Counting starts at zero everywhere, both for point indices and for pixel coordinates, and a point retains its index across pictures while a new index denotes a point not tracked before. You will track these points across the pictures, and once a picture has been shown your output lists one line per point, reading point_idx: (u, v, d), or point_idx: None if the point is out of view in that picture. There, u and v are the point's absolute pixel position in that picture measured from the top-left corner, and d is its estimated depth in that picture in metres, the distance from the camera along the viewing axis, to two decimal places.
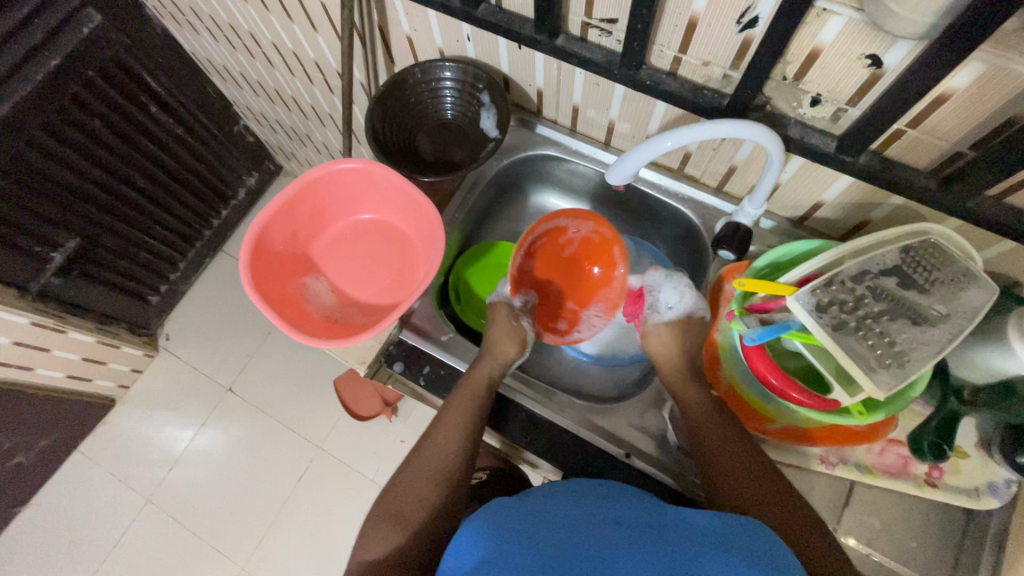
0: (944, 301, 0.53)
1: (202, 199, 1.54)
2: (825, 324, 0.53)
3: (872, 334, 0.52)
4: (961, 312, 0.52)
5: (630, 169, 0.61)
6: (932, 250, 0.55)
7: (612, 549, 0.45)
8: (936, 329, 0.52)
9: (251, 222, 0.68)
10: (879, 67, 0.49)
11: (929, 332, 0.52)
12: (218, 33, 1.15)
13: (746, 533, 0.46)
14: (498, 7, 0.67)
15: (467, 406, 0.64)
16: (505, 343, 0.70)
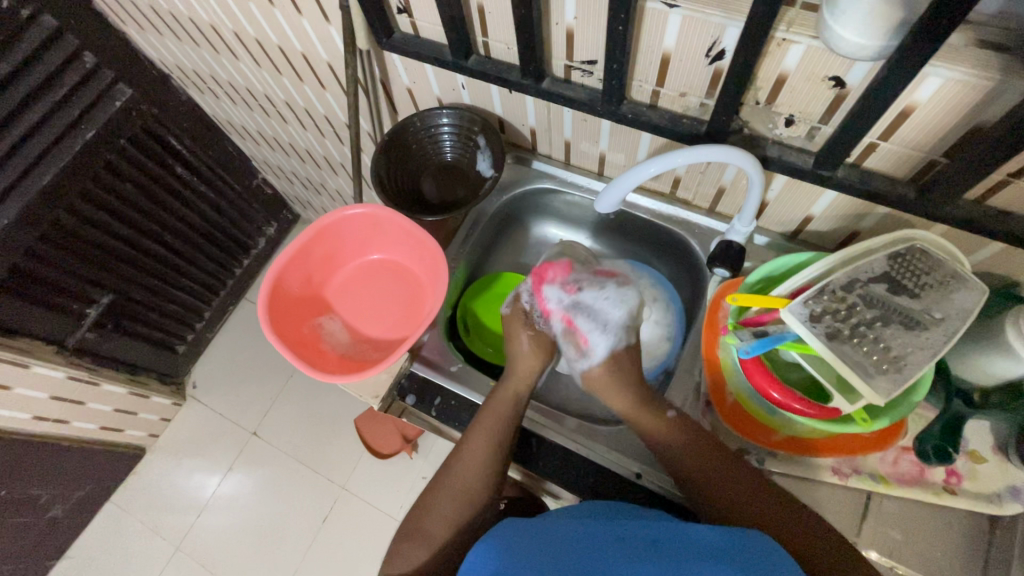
0: (938, 305, 0.54)
1: (225, 250, 1.62)
2: (820, 333, 0.54)
3: (867, 341, 0.53)
4: (955, 315, 0.53)
5: (618, 196, 0.64)
6: (920, 256, 0.56)
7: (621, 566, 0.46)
8: (934, 332, 0.53)
9: (268, 269, 0.73)
10: (843, 87, 0.52)
11: (925, 335, 0.53)
12: (236, 96, 1.25)
13: (755, 547, 0.47)
14: (487, 57, 0.72)
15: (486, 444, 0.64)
16: (527, 363, 0.71)
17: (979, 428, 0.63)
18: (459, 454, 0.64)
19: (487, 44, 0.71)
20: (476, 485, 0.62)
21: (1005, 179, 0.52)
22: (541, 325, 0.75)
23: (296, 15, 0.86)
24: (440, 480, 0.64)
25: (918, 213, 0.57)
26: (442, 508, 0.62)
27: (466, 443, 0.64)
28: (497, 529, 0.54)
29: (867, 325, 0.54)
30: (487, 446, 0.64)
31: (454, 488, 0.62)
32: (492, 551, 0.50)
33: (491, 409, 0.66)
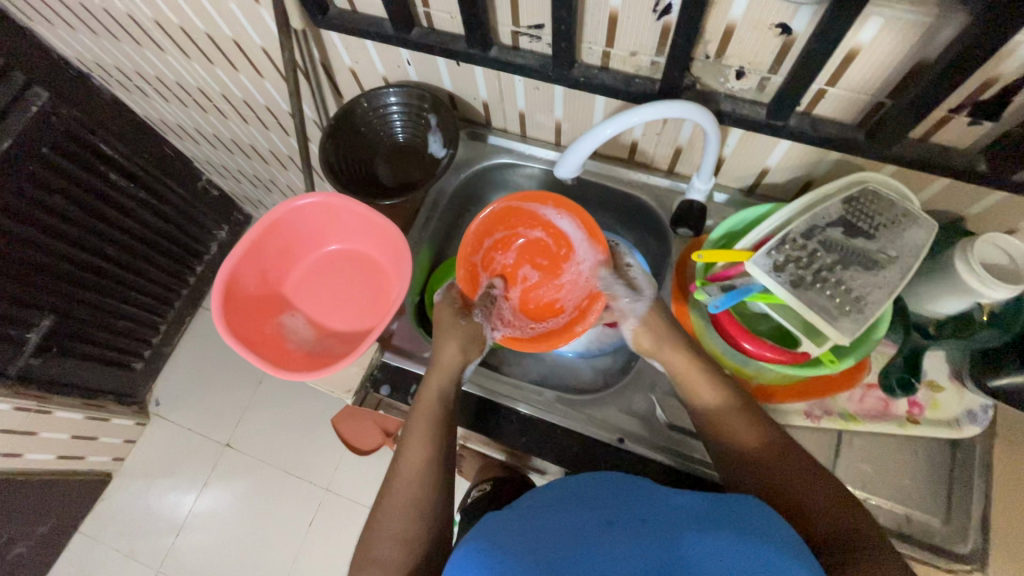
0: (889, 241, 0.56)
1: (174, 258, 1.53)
2: (785, 283, 0.54)
3: (829, 285, 0.54)
4: (909, 252, 0.55)
5: (576, 160, 0.63)
6: (869, 199, 0.57)
7: (610, 550, 0.45)
8: (892, 270, 0.54)
9: (219, 268, 0.69)
10: (789, 34, 0.52)
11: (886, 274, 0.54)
12: (168, 91, 1.17)
13: (761, 516, 0.47)
14: (430, 28, 0.69)
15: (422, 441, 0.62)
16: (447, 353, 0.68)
17: (935, 358, 0.66)
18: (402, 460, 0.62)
19: (428, 14, 0.68)
20: (425, 485, 0.60)
21: (948, 115, 0.54)
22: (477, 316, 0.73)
23: None
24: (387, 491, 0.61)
25: (869, 156, 0.59)
26: (398, 510, 0.59)
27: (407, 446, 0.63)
28: (479, 532, 0.51)
29: (830, 271, 0.55)
30: (427, 448, 0.62)
31: (408, 493, 0.60)
32: (476, 552, 0.48)
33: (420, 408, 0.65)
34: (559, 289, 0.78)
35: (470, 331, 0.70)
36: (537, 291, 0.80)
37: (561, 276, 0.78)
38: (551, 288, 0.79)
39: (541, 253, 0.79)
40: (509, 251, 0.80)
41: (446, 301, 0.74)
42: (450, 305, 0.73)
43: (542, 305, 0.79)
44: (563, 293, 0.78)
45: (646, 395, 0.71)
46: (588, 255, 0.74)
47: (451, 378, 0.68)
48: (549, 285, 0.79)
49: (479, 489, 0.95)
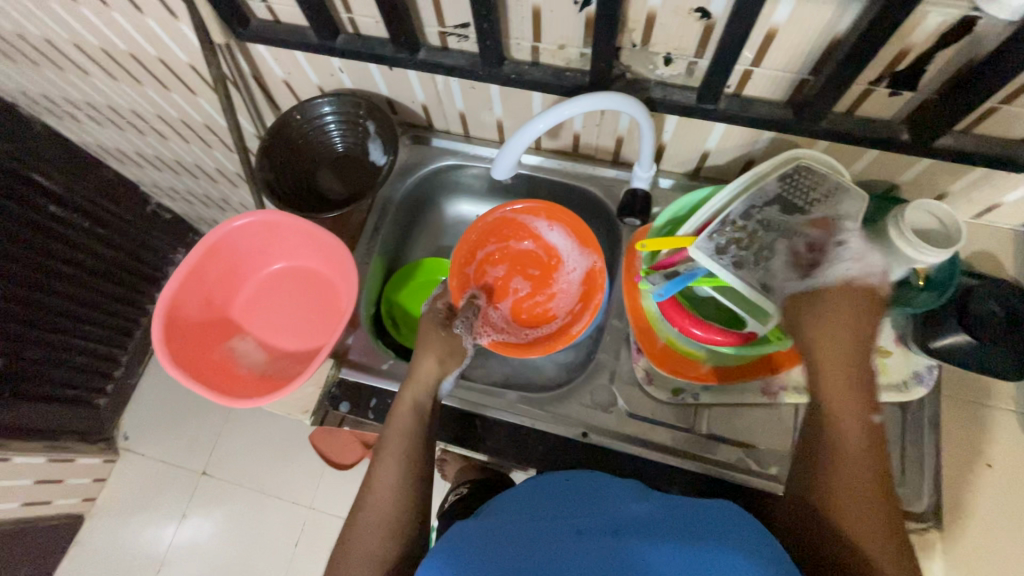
0: (826, 216, 0.57)
1: (130, 287, 1.47)
2: (727, 265, 0.55)
3: (768, 264, 0.56)
4: (846, 225, 0.56)
5: (512, 159, 0.62)
6: (806, 175, 0.58)
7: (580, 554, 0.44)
8: (830, 244, 0.55)
9: (158, 298, 0.67)
10: (708, 18, 0.52)
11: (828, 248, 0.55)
12: (101, 115, 1.12)
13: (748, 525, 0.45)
14: (356, 34, 0.68)
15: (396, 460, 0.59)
16: (424, 364, 0.65)
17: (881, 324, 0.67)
18: (373, 480, 0.58)
19: (353, 20, 0.66)
20: (397, 506, 0.56)
21: (869, 87, 0.55)
22: (459, 329, 0.68)
23: (137, 13, 0.76)
24: (359, 510, 0.57)
25: (800, 133, 0.59)
26: (371, 529, 0.55)
27: (379, 464, 0.59)
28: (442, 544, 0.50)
29: (768, 250, 0.56)
30: (399, 465, 0.58)
31: (381, 511, 0.56)
32: (441, 562, 0.47)
33: (393, 422, 0.62)
34: (551, 299, 0.79)
35: (447, 342, 0.67)
36: (529, 301, 0.80)
37: (552, 286, 0.80)
38: (543, 298, 0.80)
39: (530, 262, 0.81)
40: (498, 264, 0.81)
41: (430, 313, 0.71)
42: (434, 317, 0.71)
43: (534, 315, 0.79)
44: (555, 302, 0.79)
45: (607, 386, 0.71)
46: (577, 261, 0.78)
47: (429, 390, 0.65)
48: (540, 295, 0.80)
49: (456, 493, 0.94)
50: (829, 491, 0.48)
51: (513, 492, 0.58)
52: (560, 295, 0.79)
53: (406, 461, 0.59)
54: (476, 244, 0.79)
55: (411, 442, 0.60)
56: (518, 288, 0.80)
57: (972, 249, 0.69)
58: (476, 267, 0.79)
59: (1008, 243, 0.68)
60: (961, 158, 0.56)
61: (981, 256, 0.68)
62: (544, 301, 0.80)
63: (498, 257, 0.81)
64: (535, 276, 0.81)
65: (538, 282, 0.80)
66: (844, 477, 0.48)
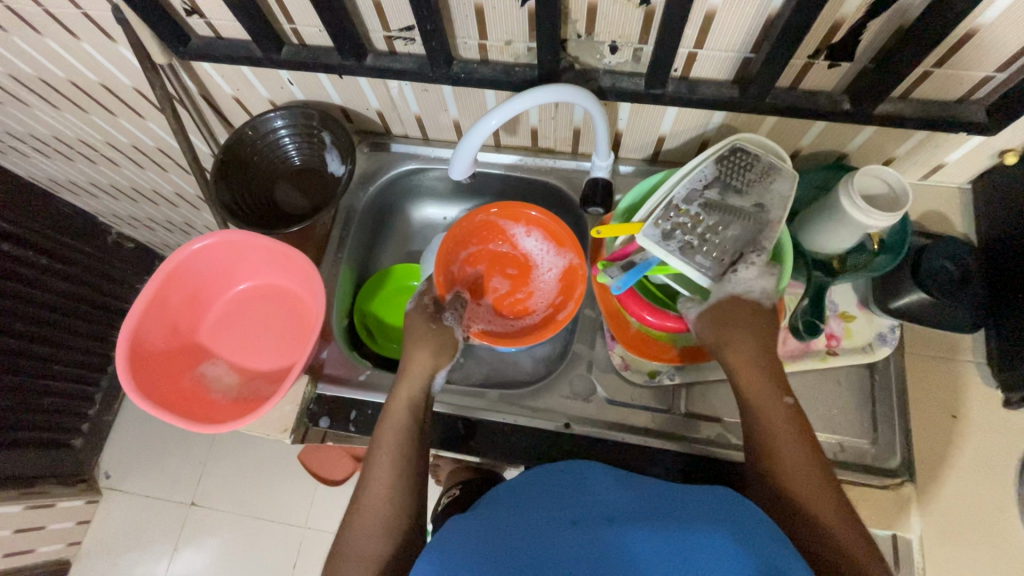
0: (759, 195, 0.58)
1: (96, 321, 1.43)
2: (674, 251, 0.56)
3: (713, 246, 0.56)
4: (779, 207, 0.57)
5: (468, 157, 0.62)
6: (741, 155, 0.59)
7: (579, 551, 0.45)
8: (764, 225, 0.57)
9: (119, 330, 0.65)
10: (648, 3, 0.53)
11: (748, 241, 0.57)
12: (47, 147, 1.09)
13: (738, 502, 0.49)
14: (301, 45, 0.67)
15: (393, 462, 0.57)
16: (418, 363, 0.63)
17: (844, 290, 0.69)
18: (369, 483, 0.56)
19: (296, 30, 0.65)
20: (396, 507, 0.55)
21: (809, 61, 0.56)
22: (448, 320, 0.68)
23: (72, 39, 0.74)
24: (356, 509, 0.55)
25: (748, 110, 0.61)
26: (369, 528, 0.54)
27: (375, 465, 0.57)
28: (441, 537, 0.50)
29: (715, 235, 0.56)
30: (397, 466, 0.57)
31: (378, 510, 0.55)
32: (443, 554, 0.47)
33: (388, 423, 0.60)
34: (530, 296, 0.79)
35: (440, 336, 0.66)
36: (510, 298, 0.80)
37: (531, 283, 0.80)
38: (523, 295, 0.80)
39: (506, 261, 0.81)
40: (476, 264, 0.80)
41: (417, 309, 0.69)
42: (422, 311, 0.69)
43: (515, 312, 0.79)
44: (534, 299, 0.79)
45: (586, 376, 0.71)
46: (553, 262, 0.78)
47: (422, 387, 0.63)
48: (520, 292, 0.80)
49: (448, 495, 0.93)
50: (776, 478, 0.51)
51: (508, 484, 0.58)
52: (540, 292, 0.79)
53: (405, 462, 0.57)
54: (459, 241, 0.78)
55: (409, 443, 0.58)
56: (497, 287, 0.80)
57: (923, 209, 0.71)
58: (458, 265, 0.78)
59: (956, 200, 0.71)
60: (902, 123, 0.58)
61: (932, 216, 0.70)
62: (523, 299, 0.79)
63: (476, 257, 0.80)
64: (514, 275, 0.80)
65: (516, 280, 0.80)
66: (789, 460, 0.50)
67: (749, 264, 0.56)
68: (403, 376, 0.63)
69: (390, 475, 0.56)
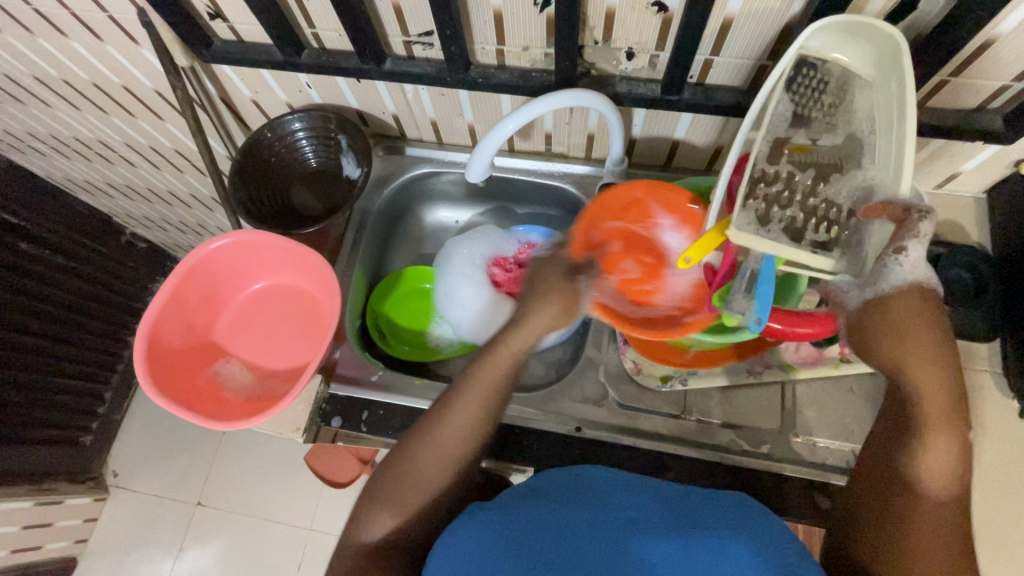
0: (842, 128, 0.49)
1: (108, 321, 1.45)
2: (778, 235, 0.44)
3: (831, 214, 0.46)
4: (880, 127, 0.47)
5: (484, 162, 0.63)
6: (807, 80, 0.49)
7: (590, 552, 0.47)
8: (864, 169, 0.47)
9: (137, 327, 0.66)
10: (665, 11, 0.54)
11: (884, 219, 0.45)
12: (67, 148, 1.11)
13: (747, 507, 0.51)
14: (321, 49, 0.68)
15: (463, 427, 0.54)
16: (538, 315, 0.55)
17: None
18: (437, 437, 0.54)
19: (317, 35, 0.66)
20: (452, 467, 0.55)
21: None
22: (586, 281, 0.58)
23: (97, 42, 0.76)
24: (411, 455, 0.54)
25: None
26: (416, 478, 0.54)
27: (450, 422, 0.54)
28: (490, 531, 0.49)
29: (818, 195, 0.46)
30: (469, 429, 0.54)
31: (436, 463, 0.54)
32: (482, 545, 0.48)
33: (478, 381, 0.54)
34: (660, 290, 0.66)
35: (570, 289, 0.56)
36: (639, 285, 0.66)
37: (662, 277, 0.66)
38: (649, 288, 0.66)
39: (641, 240, 0.68)
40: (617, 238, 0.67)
41: (552, 260, 0.59)
42: (558, 263, 0.59)
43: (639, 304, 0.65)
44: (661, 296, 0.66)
45: (597, 380, 0.71)
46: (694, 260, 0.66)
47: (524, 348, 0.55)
48: (648, 284, 0.66)
49: None
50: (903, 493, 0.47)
51: (574, 477, 0.55)
52: (671, 287, 0.66)
53: (476, 430, 0.55)
54: (599, 214, 0.66)
55: (490, 410, 0.55)
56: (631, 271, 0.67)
57: (938, 218, 0.71)
58: (599, 234, 0.66)
59: (971, 210, 0.71)
60: (918, 131, 0.58)
61: (947, 225, 0.70)
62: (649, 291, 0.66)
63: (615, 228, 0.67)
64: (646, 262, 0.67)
65: (646, 269, 0.67)
66: (924, 493, 0.46)
67: (914, 240, 0.44)
68: (517, 328, 0.55)
69: (455, 437, 0.54)
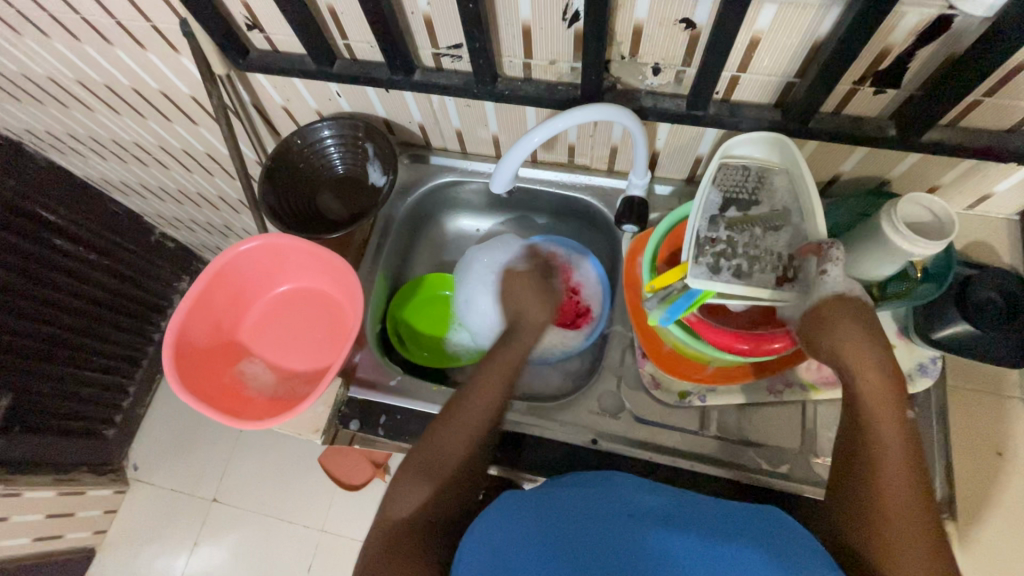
0: (772, 198, 0.59)
1: (135, 317, 1.49)
2: (728, 280, 0.54)
3: (768, 259, 0.55)
4: (800, 192, 0.57)
5: (508, 175, 0.64)
6: (730, 171, 0.61)
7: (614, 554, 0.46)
8: (799, 223, 0.57)
9: (166, 326, 0.68)
10: (693, 27, 0.54)
11: (812, 254, 0.53)
12: (105, 150, 1.15)
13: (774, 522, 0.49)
14: (352, 59, 0.70)
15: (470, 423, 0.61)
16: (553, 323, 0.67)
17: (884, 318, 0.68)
18: (449, 430, 0.61)
19: (349, 46, 0.68)
20: (461, 461, 0.60)
21: (854, 87, 0.56)
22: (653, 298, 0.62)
23: (140, 50, 0.79)
24: (424, 448, 0.60)
25: (788, 132, 0.61)
26: (427, 469, 0.59)
27: (457, 417, 0.61)
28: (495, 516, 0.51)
29: (755, 247, 0.56)
30: (475, 426, 0.61)
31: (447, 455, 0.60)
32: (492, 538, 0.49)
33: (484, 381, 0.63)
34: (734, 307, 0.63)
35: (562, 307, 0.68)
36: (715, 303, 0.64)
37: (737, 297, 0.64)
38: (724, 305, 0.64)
39: None
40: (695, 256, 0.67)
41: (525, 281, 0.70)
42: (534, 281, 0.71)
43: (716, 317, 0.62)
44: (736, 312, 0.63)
45: (614, 392, 0.71)
46: None
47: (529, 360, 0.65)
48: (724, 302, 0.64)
49: None
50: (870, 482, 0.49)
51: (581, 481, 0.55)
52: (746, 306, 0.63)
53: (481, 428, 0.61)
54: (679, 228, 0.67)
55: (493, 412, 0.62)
56: None
57: (967, 239, 0.69)
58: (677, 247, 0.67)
59: (1003, 232, 0.69)
60: (950, 151, 0.57)
61: (978, 247, 0.69)
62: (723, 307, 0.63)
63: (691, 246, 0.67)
64: None
65: None
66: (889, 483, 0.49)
67: (833, 263, 0.51)
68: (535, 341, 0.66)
69: (464, 434, 0.61)
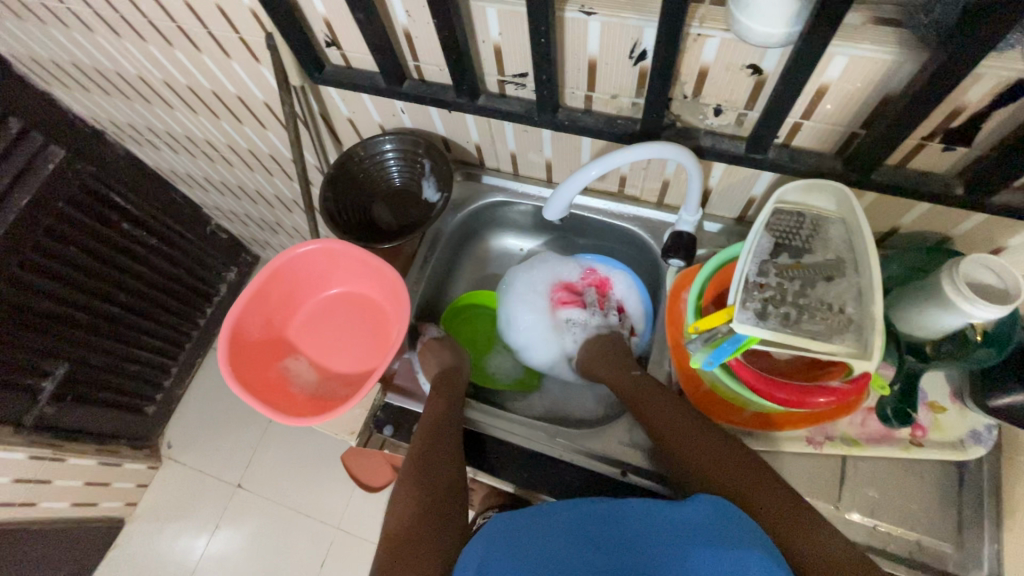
0: (827, 245, 0.59)
1: (184, 302, 1.56)
2: (776, 327, 0.53)
3: (819, 309, 0.55)
4: (856, 244, 0.57)
5: (565, 201, 0.65)
6: (785, 213, 0.60)
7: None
8: (854, 277, 0.56)
9: (224, 318, 0.72)
10: (760, 73, 0.54)
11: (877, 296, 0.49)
12: (177, 144, 1.23)
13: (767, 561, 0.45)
14: (421, 79, 0.73)
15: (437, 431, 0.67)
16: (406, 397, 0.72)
17: (935, 379, 0.67)
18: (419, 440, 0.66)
19: (419, 67, 0.71)
20: (439, 465, 0.65)
21: (921, 142, 0.55)
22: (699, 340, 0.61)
23: (224, 57, 0.85)
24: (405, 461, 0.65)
25: (847, 181, 0.60)
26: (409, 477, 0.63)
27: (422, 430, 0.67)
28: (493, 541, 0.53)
29: (804, 297, 0.55)
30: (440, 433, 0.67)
31: (421, 461, 0.64)
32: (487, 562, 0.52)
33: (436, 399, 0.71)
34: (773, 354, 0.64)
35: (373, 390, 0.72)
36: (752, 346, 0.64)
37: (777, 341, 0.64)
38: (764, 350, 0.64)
39: None
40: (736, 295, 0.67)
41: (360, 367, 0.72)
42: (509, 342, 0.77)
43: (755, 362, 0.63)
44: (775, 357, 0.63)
45: None
46: None
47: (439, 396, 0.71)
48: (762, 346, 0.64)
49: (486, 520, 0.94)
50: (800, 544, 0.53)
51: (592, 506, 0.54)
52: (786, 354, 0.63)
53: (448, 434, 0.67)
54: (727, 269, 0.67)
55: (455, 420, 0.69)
56: None
57: None
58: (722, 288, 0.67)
59: None
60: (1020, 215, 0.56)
61: None
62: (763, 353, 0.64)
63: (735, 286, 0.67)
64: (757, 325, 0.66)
65: None
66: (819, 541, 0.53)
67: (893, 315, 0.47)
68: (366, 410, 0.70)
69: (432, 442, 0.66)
